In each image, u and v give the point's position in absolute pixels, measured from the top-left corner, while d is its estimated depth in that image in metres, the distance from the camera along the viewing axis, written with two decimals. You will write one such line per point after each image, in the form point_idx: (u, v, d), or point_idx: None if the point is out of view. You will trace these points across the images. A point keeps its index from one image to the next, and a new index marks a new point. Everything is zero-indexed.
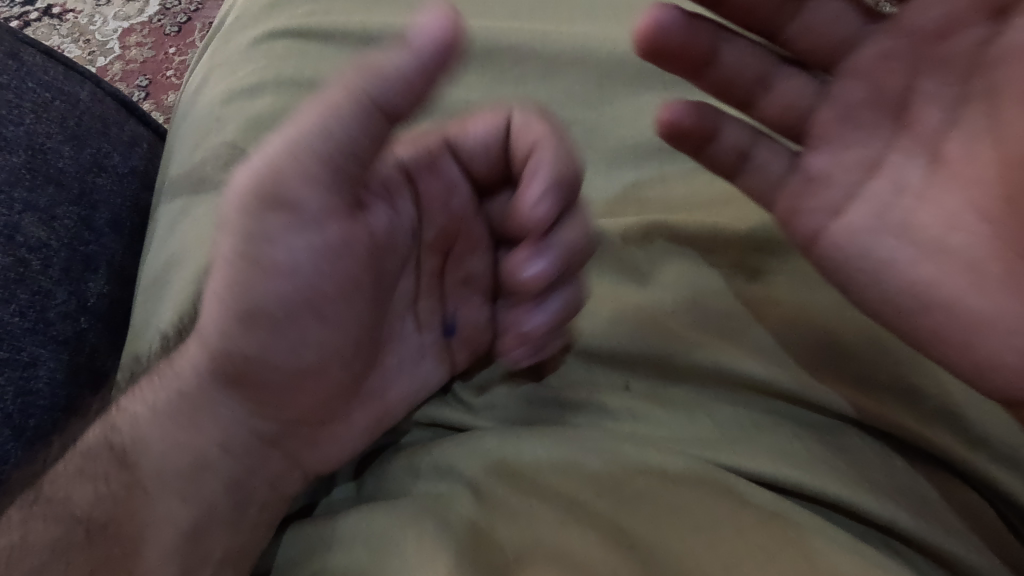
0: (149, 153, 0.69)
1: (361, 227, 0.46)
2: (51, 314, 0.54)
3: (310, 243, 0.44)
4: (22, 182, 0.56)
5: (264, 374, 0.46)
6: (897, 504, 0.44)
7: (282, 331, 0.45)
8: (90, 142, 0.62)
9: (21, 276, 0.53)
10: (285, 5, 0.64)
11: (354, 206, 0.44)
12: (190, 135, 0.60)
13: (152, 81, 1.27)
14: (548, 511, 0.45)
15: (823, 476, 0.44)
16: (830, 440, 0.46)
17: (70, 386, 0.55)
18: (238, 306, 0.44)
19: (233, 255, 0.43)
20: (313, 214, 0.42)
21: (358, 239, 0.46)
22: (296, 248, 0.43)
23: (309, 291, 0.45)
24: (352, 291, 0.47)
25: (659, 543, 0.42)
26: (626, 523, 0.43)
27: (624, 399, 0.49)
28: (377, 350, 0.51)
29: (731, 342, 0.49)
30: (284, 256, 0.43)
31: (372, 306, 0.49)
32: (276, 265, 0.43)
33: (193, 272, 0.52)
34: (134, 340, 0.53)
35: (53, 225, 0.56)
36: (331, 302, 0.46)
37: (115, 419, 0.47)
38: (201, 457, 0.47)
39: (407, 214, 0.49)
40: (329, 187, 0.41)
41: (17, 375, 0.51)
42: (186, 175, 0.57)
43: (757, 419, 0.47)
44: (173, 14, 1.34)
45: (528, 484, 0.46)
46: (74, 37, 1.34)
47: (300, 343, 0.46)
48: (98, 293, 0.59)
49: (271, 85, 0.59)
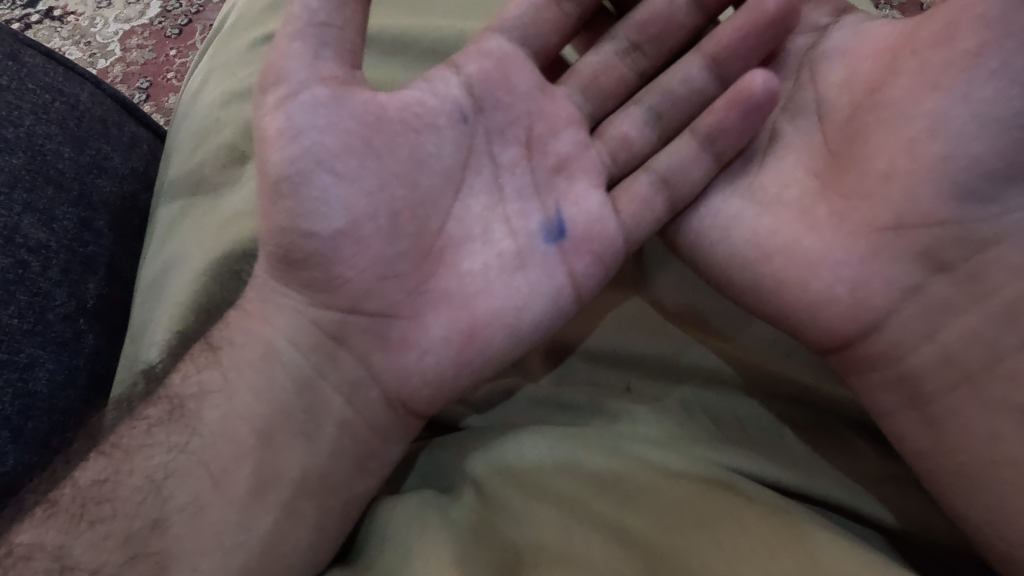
0: (148, 155, 0.69)
1: (388, 101, 0.47)
2: (50, 316, 0.54)
3: (373, 185, 0.46)
4: (22, 183, 0.55)
5: (303, 241, 0.45)
6: (878, 492, 0.47)
7: (302, 192, 0.45)
8: (89, 144, 0.62)
9: (20, 277, 0.53)
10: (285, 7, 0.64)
11: (406, 155, 0.48)
12: (190, 136, 0.60)
13: (153, 83, 1.27)
14: (548, 510, 0.44)
15: (795, 466, 0.47)
16: (811, 435, 0.49)
17: (69, 388, 0.55)
18: (265, 167, 0.45)
19: (263, 118, 0.45)
20: (312, 87, 0.45)
21: (382, 113, 0.47)
22: (309, 114, 0.44)
23: (342, 172, 0.45)
24: (393, 176, 0.47)
25: (662, 543, 0.42)
26: (630, 523, 0.43)
27: (620, 397, 0.50)
28: (435, 256, 0.48)
29: (719, 341, 0.51)
30: (300, 138, 0.44)
31: (408, 183, 0.47)
32: (293, 125, 0.44)
33: (189, 273, 0.52)
34: (134, 342, 0.53)
35: (52, 226, 0.56)
36: (367, 170, 0.46)
37: (173, 383, 0.48)
38: (256, 418, 0.46)
39: (452, 99, 0.50)
40: (337, 47, 0.46)
41: (15, 376, 0.51)
42: (184, 176, 0.57)
43: (745, 418, 0.49)
44: (174, 17, 1.34)
45: (530, 481, 0.46)
46: (75, 40, 1.34)
47: (322, 199, 0.45)
48: (97, 294, 0.59)
49: None
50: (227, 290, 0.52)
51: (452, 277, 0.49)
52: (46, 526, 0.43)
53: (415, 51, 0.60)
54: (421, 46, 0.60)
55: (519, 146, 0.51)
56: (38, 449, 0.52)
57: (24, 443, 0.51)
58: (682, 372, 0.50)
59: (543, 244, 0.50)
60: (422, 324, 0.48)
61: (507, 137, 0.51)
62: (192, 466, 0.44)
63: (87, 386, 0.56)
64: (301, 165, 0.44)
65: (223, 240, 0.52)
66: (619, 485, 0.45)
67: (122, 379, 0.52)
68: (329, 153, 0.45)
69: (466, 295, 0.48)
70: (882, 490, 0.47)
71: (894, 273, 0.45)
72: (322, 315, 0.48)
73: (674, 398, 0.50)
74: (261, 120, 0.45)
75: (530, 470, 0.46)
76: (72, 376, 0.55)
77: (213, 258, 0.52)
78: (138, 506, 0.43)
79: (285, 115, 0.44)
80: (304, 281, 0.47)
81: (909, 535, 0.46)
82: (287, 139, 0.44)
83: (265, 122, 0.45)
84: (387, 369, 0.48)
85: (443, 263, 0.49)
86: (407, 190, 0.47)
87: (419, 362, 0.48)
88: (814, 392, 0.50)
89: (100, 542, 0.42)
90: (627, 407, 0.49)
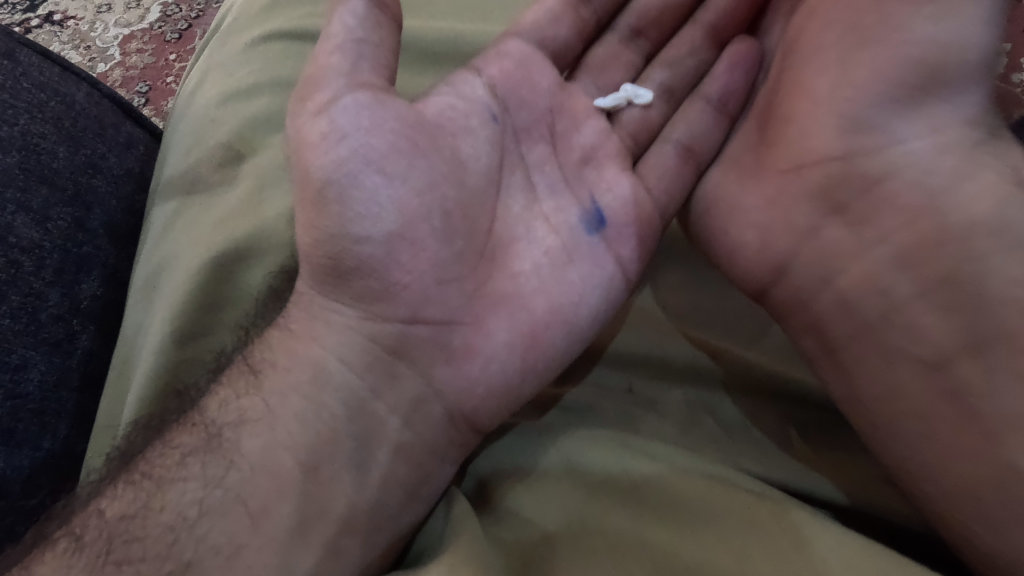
0: (145, 155, 0.69)
1: (424, 109, 0.47)
2: (43, 316, 0.53)
3: (422, 191, 0.45)
4: (16, 182, 0.55)
5: (357, 246, 0.44)
6: (877, 491, 0.46)
7: (350, 197, 0.44)
8: (85, 144, 0.61)
9: (13, 277, 0.52)
10: (281, 8, 0.64)
11: (452, 161, 0.47)
12: (185, 137, 0.59)
13: (152, 87, 1.27)
14: (551, 509, 0.43)
15: (800, 469, 0.46)
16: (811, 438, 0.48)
17: (62, 390, 0.54)
18: (309, 174, 0.44)
19: (304, 123, 0.45)
20: (350, 90, 0.44)
21: (422, 117, 0.47)
22: (352, 117, 0.44)
23: (393, 171, 0.44)
24: (444, 180, 0.46)
25: (667, 543, 0.41)
26: (634, 524, 0.42)
27: (623, 402, 0.49)
28: (489, 260, 0.48)
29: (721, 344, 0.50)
30: (346, 139, 0.44)
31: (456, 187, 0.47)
32: (343, 129, 0.44)
33: (184, 275, 0.51)
34: (128, 344, 0.52)
35: (46, 226, 0.55)
36: (416, 171, 0.45)
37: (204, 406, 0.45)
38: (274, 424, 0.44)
39: (479, 104, 0.50)
40: (371, 61, 0.45)
41: (6, 378, 0.50)
42: (180, 176, 0.57)
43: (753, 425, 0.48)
44: (174, 21, 1.34)
45: (538, 486, 0.44)
46: (74, 44, 1.33)
47: (375, 201, 0.44)
48: (91, 295, 0.58)
49: (267, 87, 0.59)
50: (224, 291, 0.51)
51: (513, 283, 0.48)
52: (65, 549, 0.41)
53: (412, 51, 0.59)
54: (421, 46, 0.59)
55: (542, 148, 0.52)
56: (28, 451, 0.51)
57: (14, 445, 0.50)
58: (681, 371, 0.50)
59: (587, 238, 0.50)
60: (485, 330, 0.47)
61: (532, 143, 0.52)
62: (213, 480, 0.42)
63: (79, 388, 0.55)
64: (353, 165, 0.44)
65: (220, 242, 0.52)
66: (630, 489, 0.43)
67: (116, 380, 0.51)
68: (382, 151, 0.44)
69: (522, 301, 0.47)
70: (875, 487, 0.46)
71: (876, 257, 0.45)
72: (379, 330, 0.46)
73: (676, 402, 0.49)
74: (299, 123, 0.45)
75: (537, 475, 0.45)
76: (65, 377, 0.54)
77: (209, 260, 0.51)
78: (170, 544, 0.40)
79: (331, 116, 0.44)
80: (359, 290, 0.46)
81: (904, 530, 0.46)
82: (338, 142, 0.44)
83: (309, 126, 0.45)
84: (429, 370, 0.46)
85: (504, 269, 0.48)
86: (456, 191, 0.47)
87: (484, 371, 0.46)
88: (815, 393, 0.49)
89: (116, 563, 0.40)
90: (630, 412, 0.48)
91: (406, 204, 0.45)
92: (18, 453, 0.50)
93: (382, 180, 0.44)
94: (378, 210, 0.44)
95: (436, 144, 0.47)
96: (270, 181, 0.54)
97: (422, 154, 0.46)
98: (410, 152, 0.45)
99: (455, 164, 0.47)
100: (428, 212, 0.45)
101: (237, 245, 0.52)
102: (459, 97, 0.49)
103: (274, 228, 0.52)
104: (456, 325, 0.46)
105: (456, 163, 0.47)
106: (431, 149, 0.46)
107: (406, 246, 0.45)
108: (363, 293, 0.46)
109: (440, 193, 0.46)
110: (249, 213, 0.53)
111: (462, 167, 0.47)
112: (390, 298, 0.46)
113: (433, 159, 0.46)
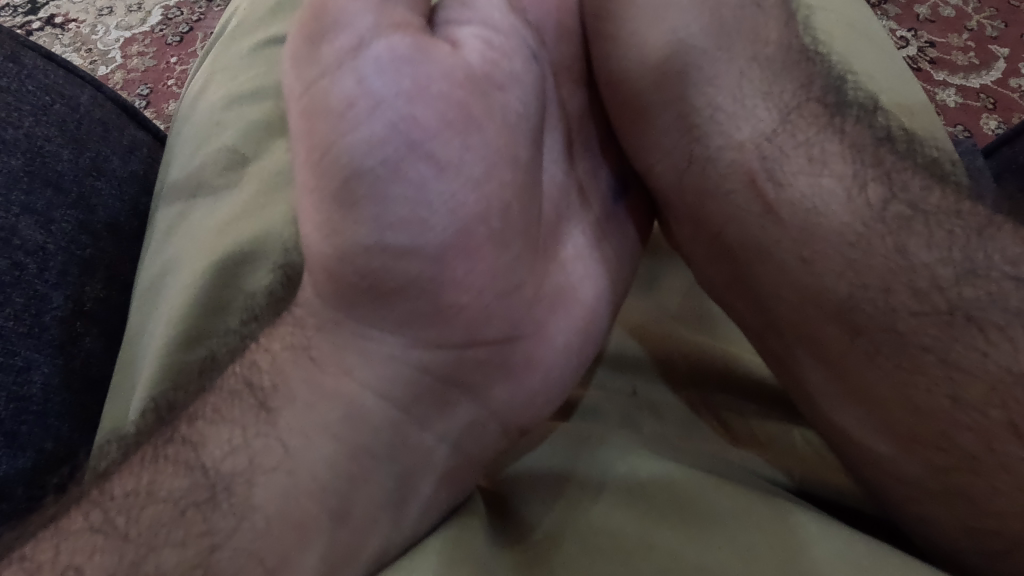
0: (148, 158, 0.69)
1: (460, 65, 0.42)
2: (47, 318, 0.53)
3: (479, 185, 0.42)
4: (20, 185, 0.55)
5: (408, 260, 0.40)
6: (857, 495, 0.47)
7: (393, 191, 0.40)
8: (89, 146, 0.61)
9: (17, 279, 0.52)
10: (286, 13, 0.64)
11: (496, 141, 0.43)
12: (190, 139, 0.60)
13: (153, 90, 1.27)
14: (554, 510, 0.43)
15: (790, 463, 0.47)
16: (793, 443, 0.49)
17: (64, 392, 0.54)
18: (339, 161, 0.39)
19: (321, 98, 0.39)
20: (382, 36, 0.39)
21: (467, 75, 0.43)
22: (374, 84, 0.39)
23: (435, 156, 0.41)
24: (473, 177, 0.42)
25: (674, 545, 0.40)
26: (639, 525, 0.42)
27: (623, 404, 0.50)
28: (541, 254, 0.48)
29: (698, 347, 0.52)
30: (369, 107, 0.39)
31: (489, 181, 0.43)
32: (379, 103, 0.39)
33: (191, 276, 0.52)
34: (132, 345, 0.52)
35: (50, 228, 0.56)
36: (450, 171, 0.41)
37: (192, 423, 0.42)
38: None
39: (519, 35, 0.47)
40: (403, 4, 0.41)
41: (10, 380, 0.50)
42: (184, 180, 0.57)
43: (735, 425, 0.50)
44: (174, 25, 1.34)
45: (538, 481, 0.45)
46: (76, 47, 1.34)
47: (423, 196, 0.40)
48: (94, 297, 0.58)
49: (272, 89, 0.59)
50: (227, 293, 0.51)
51: (548, 286, 0.48)
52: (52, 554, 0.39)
53: None
54: None
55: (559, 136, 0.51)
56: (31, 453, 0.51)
57: (17, 446, 0.50)
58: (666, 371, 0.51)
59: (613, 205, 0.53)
60: (547, 337, 0.47)
61: None
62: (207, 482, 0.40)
63: (82, 390, 0.56)
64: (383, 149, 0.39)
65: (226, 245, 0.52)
66: (630, 483, 0.44)
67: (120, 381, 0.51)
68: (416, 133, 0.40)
69: (555, 297, 0.48)
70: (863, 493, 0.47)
71: None
72: (432, 356, 0.43)
73: (669, 401, 0.50)
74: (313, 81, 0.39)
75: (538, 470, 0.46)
76: (68, 379, 0.54)
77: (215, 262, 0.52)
78: (160, 563, 0.38)
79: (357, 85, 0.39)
80: (406, 314, 0.42)
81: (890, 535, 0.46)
82: (369, 119, 0.39)
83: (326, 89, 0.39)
84: None
85: (550, 260, 0.48)
86: (512, 172, 0.44)
87: (545, 382, 0.47)
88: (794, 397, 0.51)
89: None
90: (627, 412, 0.49)
91: (461, 202, 0.41)
92: (21, 455, 0.50)
93: (437, 173, 0.41)
94: (432, 212, 0.41)
95: (484, 120, 0.43)
96: (275, 184, 0.54)
97: (473, 134, 0.42)
98: (462, 137, 0.41)
99: (505, 146, 0.44)
100: (491, 213, 0.43)
101: (242, 247, 0.52)
102: (482, 34, 0.45)
103: (278, 230, 0.52)
104: (519, 342, 0.46)
105: (504, 140, 0.44)
106: (477, 126, 0.42)
107: (469, 263, 0.42)
108: (409, 318, 0.42)
109: (496, 189, 0.43)
110: (253, 215, 0.53)
111: (516, 148, 0.45)
112: (449, 316, 0.42)
113: (485, 145, 0.42)
